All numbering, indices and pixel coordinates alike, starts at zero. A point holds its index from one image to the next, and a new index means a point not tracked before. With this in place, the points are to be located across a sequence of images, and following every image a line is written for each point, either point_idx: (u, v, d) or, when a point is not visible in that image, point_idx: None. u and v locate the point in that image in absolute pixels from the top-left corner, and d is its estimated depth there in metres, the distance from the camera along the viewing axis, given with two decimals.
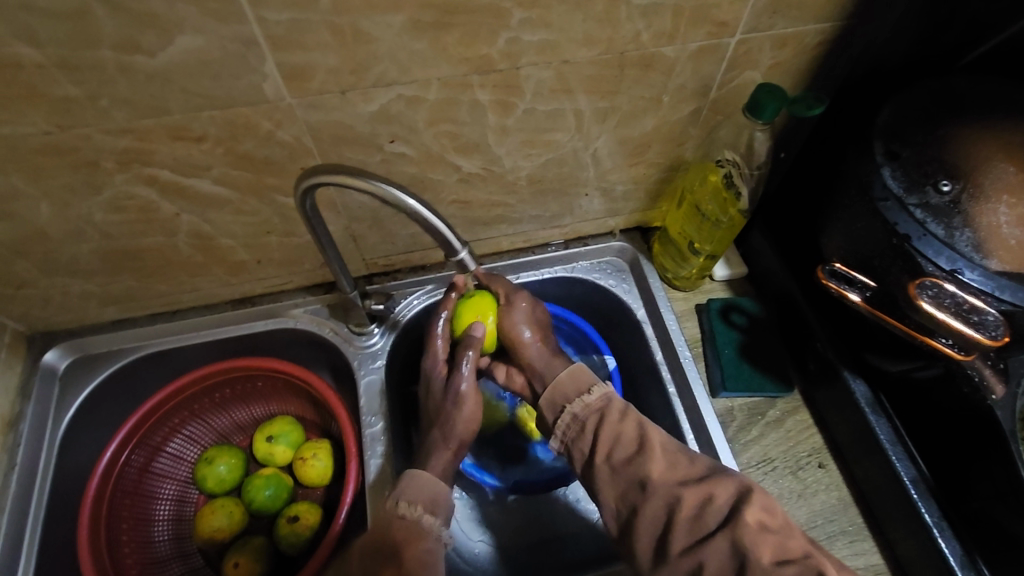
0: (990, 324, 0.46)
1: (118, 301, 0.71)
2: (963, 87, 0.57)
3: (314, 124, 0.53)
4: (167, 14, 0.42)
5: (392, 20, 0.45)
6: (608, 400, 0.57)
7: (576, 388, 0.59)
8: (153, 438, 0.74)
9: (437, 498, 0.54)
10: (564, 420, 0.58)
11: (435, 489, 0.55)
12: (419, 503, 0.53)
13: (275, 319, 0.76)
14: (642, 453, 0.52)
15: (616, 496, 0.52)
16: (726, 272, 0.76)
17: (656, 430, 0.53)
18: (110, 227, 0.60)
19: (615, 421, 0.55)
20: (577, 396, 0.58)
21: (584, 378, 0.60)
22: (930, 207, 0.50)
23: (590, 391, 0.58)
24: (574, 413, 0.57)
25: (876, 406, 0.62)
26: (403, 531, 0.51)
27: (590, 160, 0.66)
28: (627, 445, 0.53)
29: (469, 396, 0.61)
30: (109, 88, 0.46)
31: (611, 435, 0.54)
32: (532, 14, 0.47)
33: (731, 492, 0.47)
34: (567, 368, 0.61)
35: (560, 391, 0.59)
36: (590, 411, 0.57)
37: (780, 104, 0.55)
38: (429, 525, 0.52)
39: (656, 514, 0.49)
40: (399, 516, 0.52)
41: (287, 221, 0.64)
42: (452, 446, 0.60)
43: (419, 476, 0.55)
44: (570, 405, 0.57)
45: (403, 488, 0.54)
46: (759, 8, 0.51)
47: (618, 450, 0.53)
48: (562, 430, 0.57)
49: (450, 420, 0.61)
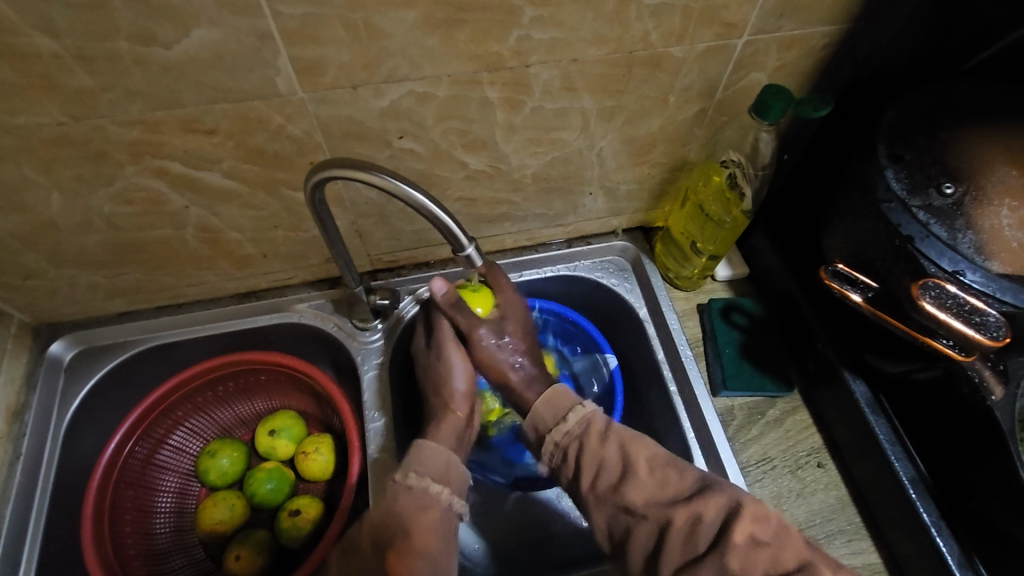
0: (990, 325, 0.46)
1: (124, 293, 0.71)
2: (966, 91, 0.58)
3: (324, 119, 0.53)
4: (184, 6, 0.42)
5: (405, 17, 0.46)
6: (588, 421, 0.57)
7: (555, 415, 0.58)
8: (156, 431, 0.75)
9: (444, 463, 0.55)
10: (547, 449, 0.58)
11: (444, 458, 0.56)
12: (427, 474, 0.54)
13: (279, 314, 0.77)
14: (625, 479, 0.52)
15: (607, 521, 0.53)
16: (728, 272, 0.77)
17: (639, 453, 0.53)
18: (119, 219, 0.60)
19: (596, 447, 0.55)
20: (555, 423, 0.58)
21: (562, 403, 0.59)
22: (932, 209, 0.51)
23: (568, 416, 0.57)
24: (555, 440, 0.57)
25: (876, 407, 0.62)
26: (412, 504, 0.52)
27: (596, 159, 0.66)
28: (611, 470, 0.53)
29: (452, 355, 0.63)
30: (123, 79, 0.46)
31: (594, 461, 0.54)
32: (544, 12, 0.48)
33: (721, 506, 0.48)
34: (539, 397, 0.60)
35: (539, 419, 0.59)
36: (571, 437, 0.57)
37: (787, 106, 0.55)
38: (438, 495, 0.53)
39: (648, 538, 0.50)
40: (407, 487, 0.53)
41: (294, 215, 0.64)
42: (453, 407, 0.62)
43: (425, 445, 0.56)
44: (550, 435, 0.57)
45: (411, 460, 0.55)
46: (767, 9, 0.52)
47: (602, 476, 0.54)
48: (548, 457, 0.58)
49: (444, 381, 0.63)
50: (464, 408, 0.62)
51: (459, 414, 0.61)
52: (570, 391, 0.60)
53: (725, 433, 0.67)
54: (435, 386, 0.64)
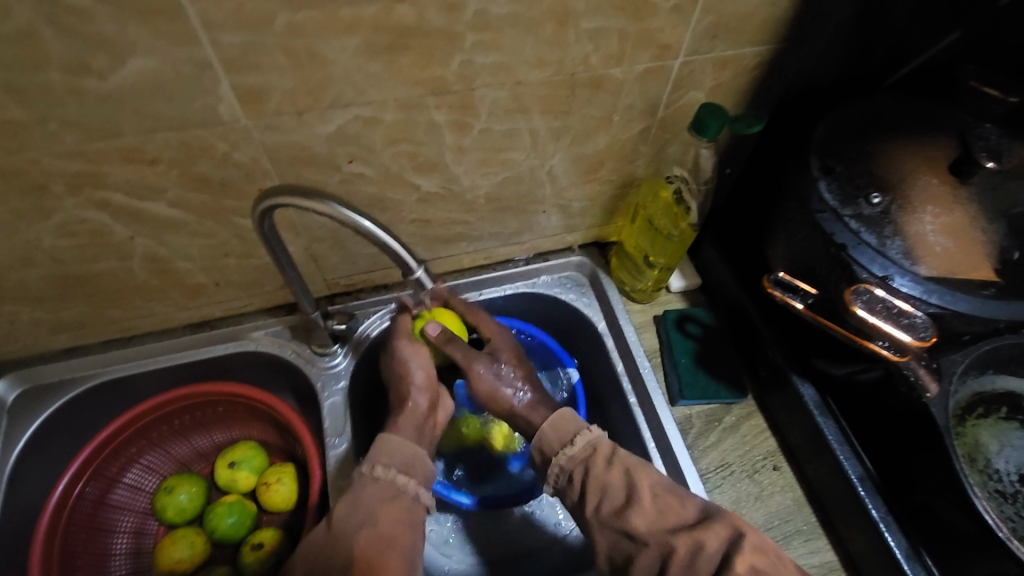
0: (919, 326, 0.50)
1: (69, 327, 0.69)
2: (890, 106, 0.61)
3: (270, 145, 0.53)
4: (118, 36, 0.42)
5: (347, 43, 0.46)
6: (594, 446, 0.57)
7: (560, 438, 0.58)
8: (108, 470, 0.72)
9: (409, 458, 0.56)
10: (553, 472, 0.57)
11: (408, 449, 0.57)
12: (393, 466, 0.55)
13: (235, 342, 0.75)
14: (630, 504, 0.52)
15: (609, 546, 0.53)
16: (682, 283, 0.79)
17: (643, 478, 0.53)
18: (60, 252, 0.58)
19: (601, 472, 0.54)
20: (562, 446, 0.57)
21: (568, 426, 0.59)
22: (863, 217, 0.53)
23: (574, 440, 0.57)
24: (561, 464, 0.57)
25: (824, 409, 0.64)
26: (378, 492, 0.53)
27: (548, 177, 0.67)
28: (614, 495, 0.53)
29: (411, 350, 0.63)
30: (58, 111, 0.46)
31: (598, 486, 0.54)
32: (484, 37, 0.49)
33: (722, 537, 0.47)
34: (546, 419, 0.59)
35: (546, 442, 0.58)
36: (576, 462, 0.56)
37: (723, 124, 0.58)
38: (404, 485, 0.55)
39: (650, 564, 0.49)
40: (373, 478, 0.54)
41: (245, 242, 0.63)
42: (410, 402, 0.61)
43: (390, 438, 0.57)
44: (556, 459, 0.57)
45: (376, 453, 0.56)
46: (700, 31, 0.55)
47: (605, 502, 0.53)
48: (554, 480, 0.58)
49: (403, 376, 0.63)
50: (422, 402, 0.62)
51: (416, 407, 0.61)
52: (577, 414, 0.60)
53: (684, 442, 0.68)
54: (396, 382, 0.64)
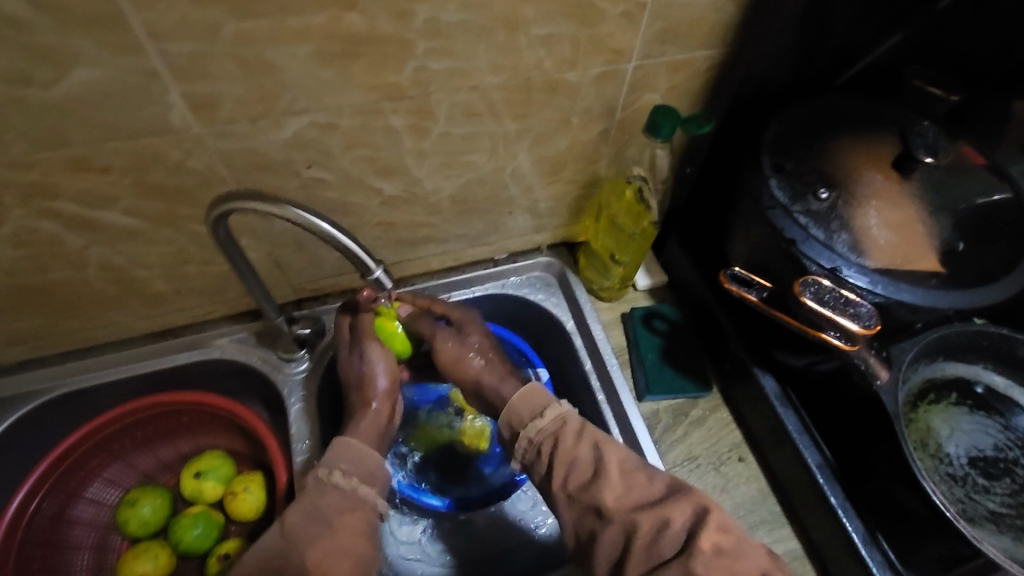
0: (863, 314, 0.51)
1: (26, 340, 0.68)
2: (839, 104, 0.63)
3: (226, 152, 0.53)
4: (60, 46, 0.41)
5: (297, 51, 0.46)
6: (563, 421, 0.57)
7: (531, 411, 0.58)
8: (67, 485, 0.71)
9: (370, 467, 0.56)
10: (521, 445, 0.57)
11: (368, 457, 0.56)
12: (355, 474, 0.55)
13: (198, 350, 0.74)
14: (598, 479, 0.52)
15: (574, 521, 0.53)
16: (648, 280, 0.80)
17: (612, 452, 0.53)
18: (11, 264, 0.57)
19: (570, 446, 0.54)
20: (531, 420, 0.58)
21: (537, 399, 0.59)
22: (811, 213, 0.55)
23: (545, 413, 0.57)
24: (529, 438, 0.57)
25: (785, 400, 0.66)
26: (338, 501, 0.52)
27: (510, 179, 0.68)
28: (582, 470, 0.53)
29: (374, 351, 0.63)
30: (2, 121, 0.45)
31: (565, 461, 0.54)
32: (437, 44, 0.50)
33: (687, 513, 0.48)
34: (517, 391, 0.60)
35: (515, 414, 0.59)
36: (544, 435, 0.56)
37: (675, 125, 0.59)
38: (365, 496, 0.54)
39: (614, 540, 0.49)
40: (332, 485, 0.53)
41: (205, 249, 0.63)
42: (374, 405, 0.62)
43: (350, 444, 0.56)
44: (524, 431, 0.57)
45: (336, 458, 0.55)
46: (651, 36, 0.56)
47: (572, 476, 0.53)
48: (522, 454, 0.57)
49: (368, 379, 0.63)
50: (384, 406, 0.62)
51: (378, 412, 0.62)
52: (547, 388, 0.60)
53: (651, 437, 0.69)
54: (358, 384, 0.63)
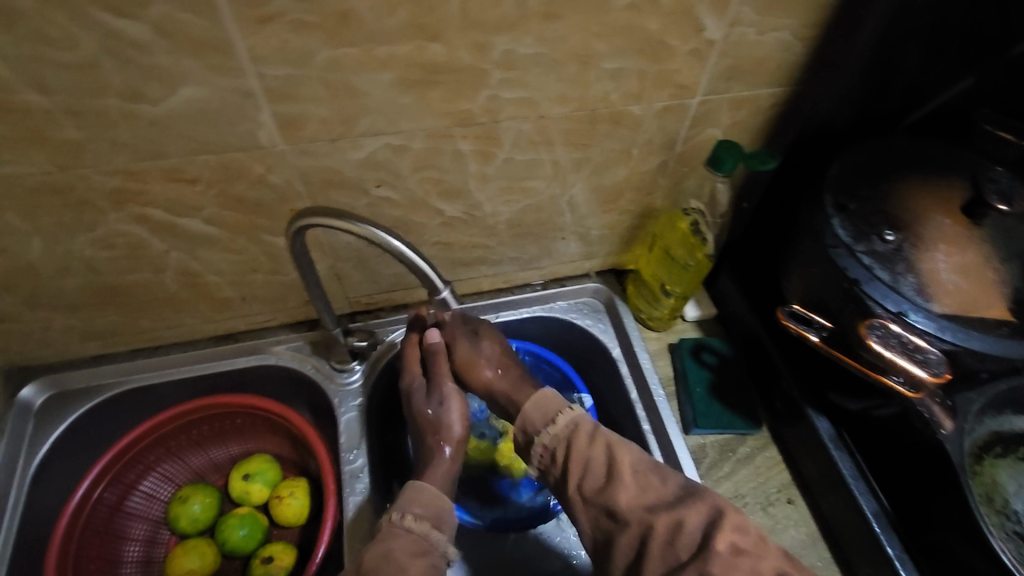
0: (932, 361, 0.50)
1: (100, 335, 0.71)
2: (905, 147, 0.62)
3: (304, 169, 0.56)
4: (171, 67, 0.45)
5: (381, 77, 0.49)
6: (576, 424, 0.57)
7: (544, 416, 0.59)
8: (127, 476, 0.74)
9: (440, 512, 0.56)
10: (537, 451, 0.58)
11: (439, 502, 0.57)
12: (426, 519, 0.55)
13: (256, 355, 0.77)
14: (613, 480, 0.52)
15: (592, 525, 0.53)
16: (696, 312, 0.80)
17: (625, 455, 0.53)
18: (98, 263, 0.61)
19: (584, 447, 0.55)
20: (545, 424, 0.58)
21: (550, 404, 0.59)
22: (876, 254, 0.54)
23: (557, 418, 0.58)
24: (544, 442, 0.57)
25: (840, 442, 0.65)
26: (410, 545, 0.53)
27: (567, 206, 0.70)
28: (597, 472, 0.53)
29: (451, 398, 0.64)
30: (110, 133, 0.49)
31: (580, 462, 0.54)
32: (511, 75, 0.52)
33: (703, 516, 0.47)
34: (530, 398, 0.61)
35: (529, 421, 0.59)
36: (559, 440, 0.57)
37: (737, 159, 0.60)
38: (436, 541, 0.54)
39: (631, 544, 0.49)
40: (404, 530, 0.54)
41: (274, 259, 0.66)
42: (447, 451, 0.62)
43: (424, 489, 0.57)
44: (539, 436, 0.57)
45: (409, 502, 0.56)
46: (717, 73, 0.57)
47: (588, 479, 0.53)
48: (537, 459, 0.58)
49: (442, 423, 0.63)
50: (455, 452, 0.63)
51: (450, 458, 0.62)
52: (559, 395, 0.60)
53: (697, 471, 0.68)
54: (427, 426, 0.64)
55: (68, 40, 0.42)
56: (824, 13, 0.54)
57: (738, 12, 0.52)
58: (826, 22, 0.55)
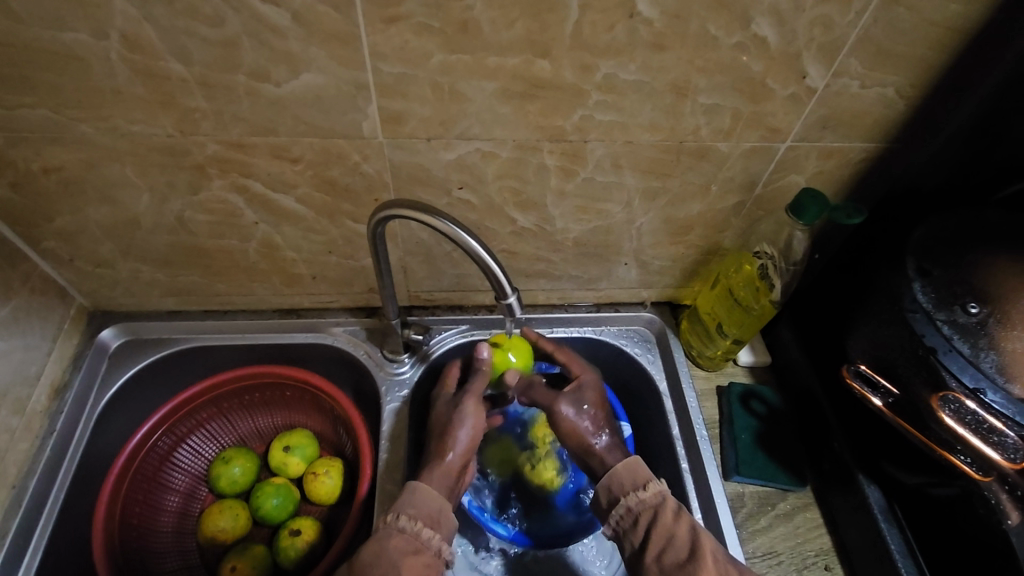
0: (1009, 446, 0.48)
1: (178, 293, 0.76)
2: (997, 221, 0.60)
3: (396, 162, 0.58)
4: (301, 53, 0.49)
5: (486, 86, 0.52)
6: (663, 498, 0.58)
7: (633, 480, 0.60)
8: (180, 428, 0.78)
9: (438, 513, 0.58)
10: (617, 512, 0.59)
11: (435, 503, 0.58)
12: (419, 518, 0.57)
13: (315, 333, 0.81)
14: (694, 560, 0.52)
15: None
16: (751, 358, 0.79)
17: (707, 539, 0.54)
18: (194, 226, 0.65)
19: (667, 523, 0.56)
20: (633, 489, 0.59)
21: (641, 471, 0.60)
22: (957, 324, 0.52)
23: (647, 486, 0.59)
24: (628, 506, 0.58)
25: (889, 515, 0.63)
26: (402, 543, 0.55)
27: (636, 233, 0.70)
28: (678, 548, 0.54)
29: (469, 413, 0.66)
30: (233, 106, 0.53)
31: (663, 535, 0.55)
32: (608, 98, 0.53)
33: None
34: (623, 460, 0.62)
35: (616, 480, 0.60)
36: (644, 507, 0.58)
37: (822, 209, 0.59)
38: (427, 539, 0.56)
39: None
40: (398, 529, 0.56)
41: (350, 244, 0.69)
42: (448, 456, 0.63)
43: (419, 489, 0.59)
44: (625, 499, 0.58)
45: (404, 503, 0.58)
46: (811, 121, 0.57)
47: (668, 552, 0.54)
48: (616, 520, 0.58)
49: (450, 430, 0.65)
50: (458, 459, 0.64)
51: (451, 464, 0.63)
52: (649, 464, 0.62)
53: (733, 519, 0.67)
54: (440, 433, 0.66)
55: (217, 18, 0.46)
56: (932, 74, 0.53)
57: (844, 63, 0.52)
58: (934, 82, 0.54)
